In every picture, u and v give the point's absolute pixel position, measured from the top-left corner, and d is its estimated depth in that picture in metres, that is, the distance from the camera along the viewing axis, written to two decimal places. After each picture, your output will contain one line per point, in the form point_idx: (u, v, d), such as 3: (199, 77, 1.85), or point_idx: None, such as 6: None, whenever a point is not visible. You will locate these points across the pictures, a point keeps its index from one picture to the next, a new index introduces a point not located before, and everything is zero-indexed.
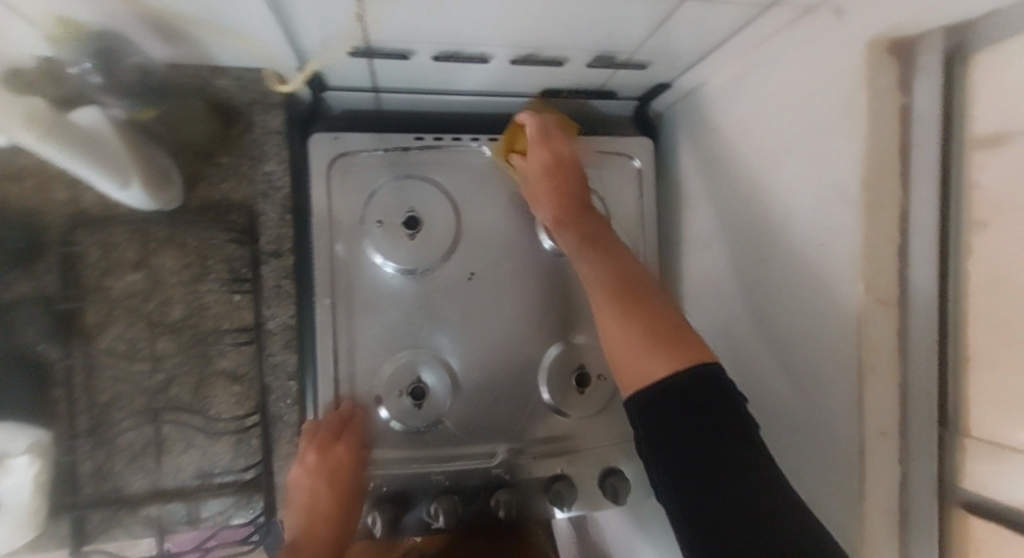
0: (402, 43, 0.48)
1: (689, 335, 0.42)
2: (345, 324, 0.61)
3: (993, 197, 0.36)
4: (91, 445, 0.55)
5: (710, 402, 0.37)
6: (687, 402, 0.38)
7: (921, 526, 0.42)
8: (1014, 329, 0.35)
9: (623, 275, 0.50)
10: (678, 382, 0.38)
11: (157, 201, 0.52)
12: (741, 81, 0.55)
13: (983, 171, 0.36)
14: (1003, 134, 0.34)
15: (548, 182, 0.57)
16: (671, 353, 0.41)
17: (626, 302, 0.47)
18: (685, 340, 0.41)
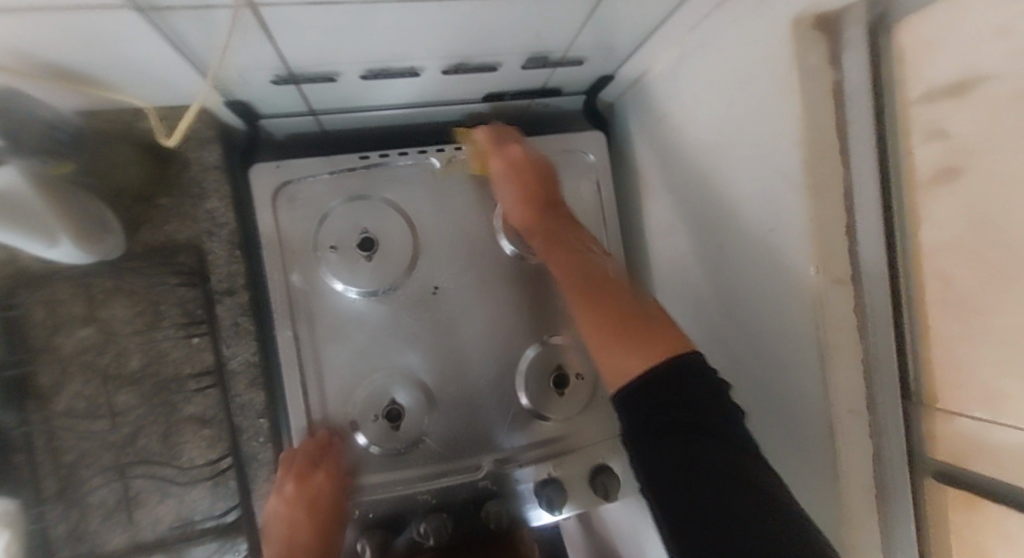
0: (325, 66, 0.46)
1: (659, 332, 0.45)
2: (312, 353, 0.60)
3: (933, 165, 0.35)
4: (62, 508, 0.54)
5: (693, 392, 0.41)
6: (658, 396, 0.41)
7: (898, 503, 0.42)
8: (965, 295, 0.34)
9: (601, 276, 0.52)
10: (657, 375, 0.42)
11: (96, 253, 0.51)
12: (681, 67, 0.54)
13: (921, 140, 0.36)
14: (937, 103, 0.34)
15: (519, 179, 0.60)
16: (635, 351, 0.44)
17: (587, 301, 0.51)
18: (655, 339, 0.44)
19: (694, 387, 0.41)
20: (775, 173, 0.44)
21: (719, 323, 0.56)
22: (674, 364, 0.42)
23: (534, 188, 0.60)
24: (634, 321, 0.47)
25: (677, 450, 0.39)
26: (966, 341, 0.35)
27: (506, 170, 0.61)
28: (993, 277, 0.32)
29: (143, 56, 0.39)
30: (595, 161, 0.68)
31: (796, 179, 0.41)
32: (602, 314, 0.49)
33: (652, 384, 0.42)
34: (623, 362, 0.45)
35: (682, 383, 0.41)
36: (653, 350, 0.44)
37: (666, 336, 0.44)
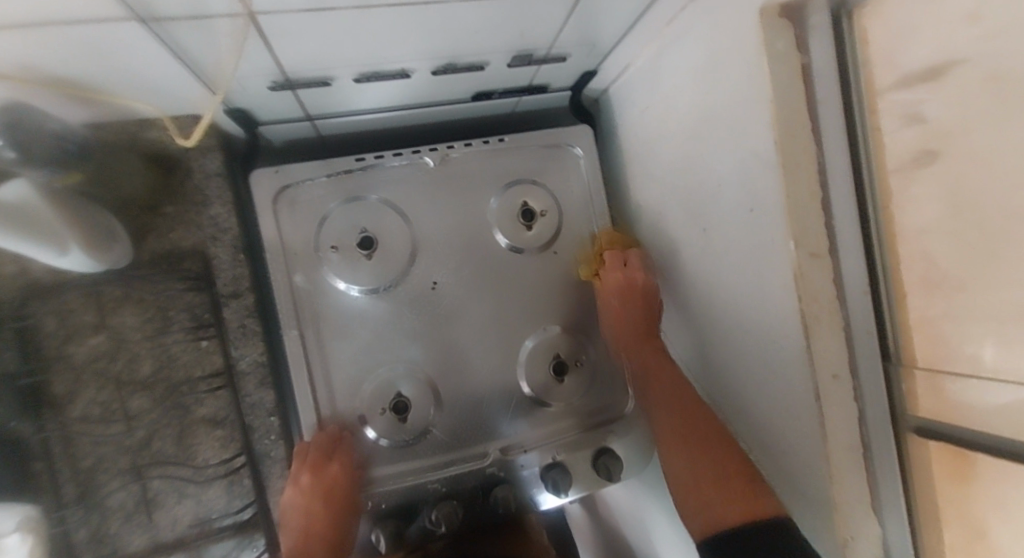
0: (319, 71, 0.48)
1: (718, 431, 0.53)
2: (319, 352, 0.62)
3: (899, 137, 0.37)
4: (82, 512, 0.56)
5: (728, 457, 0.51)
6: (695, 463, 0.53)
7: (886, 463, 0.43)
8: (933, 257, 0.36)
9: (660, 378, 0.59)
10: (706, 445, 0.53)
11: (106, 262, 0.53)
12: (660, 59, 0.57)
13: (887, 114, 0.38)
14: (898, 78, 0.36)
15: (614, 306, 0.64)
16: (695, 438, 0.53)
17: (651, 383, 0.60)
18: (708, 429, 0.53)
19: (768, 542, 0.43)
20: (752, 155, 0.46)
21: (708, 305, 0.59)
22: (753, 525, 0.45)
23: (638, 317, 0.64)
24: (711, 451, 0.52)
25: (744, 548, 0.44)
26: (943, 305, 0.38)
27: (615, 291, 0.64)
28: (965, 239, 0.35)
29: (148, 67, 0.41)
30: (583, 154, 0.70)
31: (771, 159, 0.43)
32: (663, 403, 0.58)
33: (730, 534, 0.46)
34: (707, 505, 0.49)
35: (756, 532, 0.44)
36: (744, 505, 0.47)
37: (763, 498, 0.46)
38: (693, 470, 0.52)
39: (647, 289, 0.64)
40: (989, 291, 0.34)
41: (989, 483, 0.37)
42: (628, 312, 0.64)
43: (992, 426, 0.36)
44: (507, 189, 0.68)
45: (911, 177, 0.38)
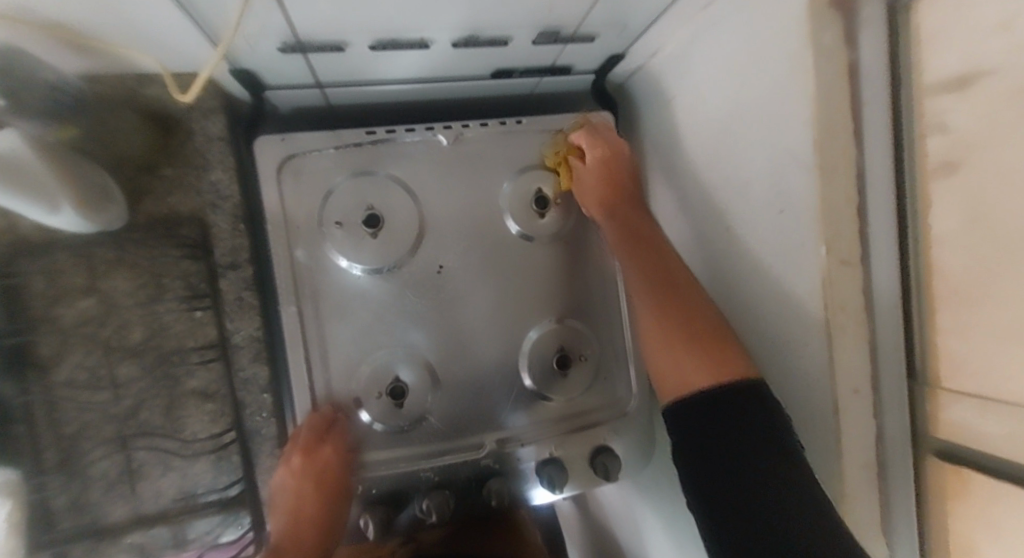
0: (334, 35, 0.45)
1: (726, 336, 0.45)
2: (317, 330, 0.60)
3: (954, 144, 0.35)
4: (63, 479, 0.53)
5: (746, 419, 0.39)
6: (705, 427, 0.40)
7: (900, 484, 0.42)
8: (983, 276, 0.34)
9: (661, 281, 0.51)
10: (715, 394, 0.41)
11: (97, 221, 0.50)
12: (693, 47, 0.54)
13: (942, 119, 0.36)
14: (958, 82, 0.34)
15: (590, 173, 0.60)
16: (707, 363, 0.43)
17: (662, 296, 0.49)
18: (726, 352, 0.43)
19: (736, 410, 0.40)
20: (787, 153, 0.43)
21: (722, 307, 0.57)
22: (728, 385, 0.41)
23: (610, 178, 0.59)
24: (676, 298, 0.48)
25: (726, 449, 0.38)
26: (973, 325, 0.36)
27: (596, 162, 0.60)
28: (997, 256, 0.32)
29: (153, 17, 0.38)
30: (602, 142, 0.68)
31: (808, 158, 0.41)
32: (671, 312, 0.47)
33: (710, 403, 0.41)
34: (687, 374, 0.44)
35: (733, 407, 0.40)
36: (716, 364, 0.43)
37: (732, 356, 0.43)
38: (676, 371, 0.45)
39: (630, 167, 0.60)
40: (1014, 313, 0.32)
41: (1009, 519, 0.35)
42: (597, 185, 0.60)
43: (1011, 455, 0.34)
44: (521, 174, 0.65)
45: (955, 188, 0.36)
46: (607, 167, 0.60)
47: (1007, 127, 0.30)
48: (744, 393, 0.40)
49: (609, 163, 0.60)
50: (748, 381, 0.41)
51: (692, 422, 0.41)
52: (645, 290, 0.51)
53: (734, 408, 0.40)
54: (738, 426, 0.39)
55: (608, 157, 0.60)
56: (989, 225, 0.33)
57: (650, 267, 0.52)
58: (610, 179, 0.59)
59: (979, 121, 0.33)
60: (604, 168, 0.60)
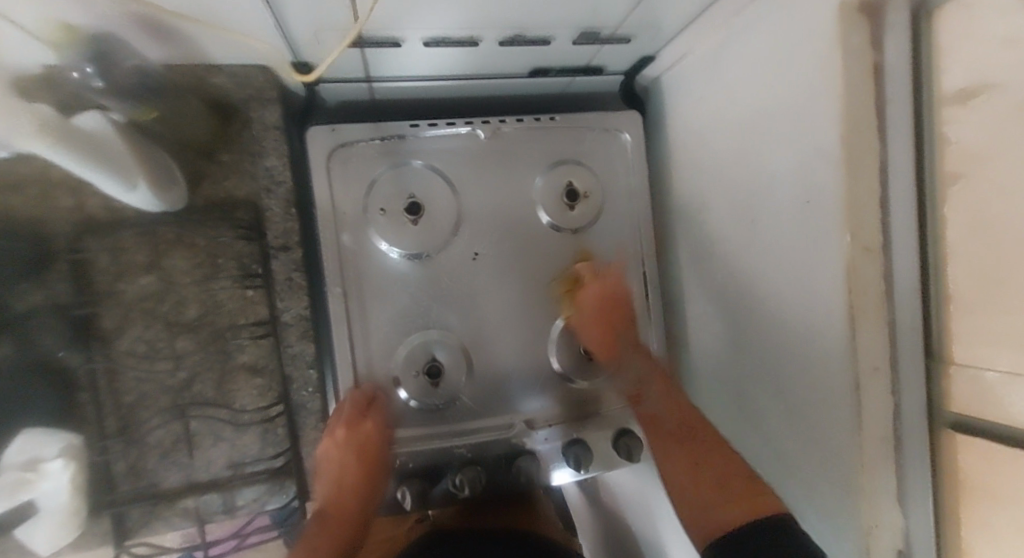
0: (394, 32, 0.49)
1: (763, 497, 0.49)
2: (360, 311, 0.63)
3: (972, 139, 0.38)
4: (122, 445, 0.57)
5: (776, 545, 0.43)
6: (742, 546, 0.45)
7: (916, 457, 0.45)
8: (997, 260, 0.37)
9: (688, 420, 0.63)
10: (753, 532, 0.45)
11: (165, 201, 0.54)
12: (722, 49, 0.57)
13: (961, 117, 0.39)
14: (977, 82, 0.37)
15: (593, 318, 0.66)
16: (735, 506, 0.50)
17: (683, 444, 0.61)
18: (760, 500, 0.49)
19: (769, 538, 0.44)
20: (815, 149, 0.47)
21: (746, 296, 0.60)
22: (758, 526, 0.46)
23: (608, 320, 0.66)
24: (710, 468, 0.57)
25: (758, 556, 0.43)
26: (986, 306, 0.39)
27: (597, 305, 0.66)
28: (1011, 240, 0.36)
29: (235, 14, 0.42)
30: (630, 139, 0.71)
31: (835, 153, 0.44)
32: (697, 468, 0.58)
33: (739, 543, 0.45)
34: (718, 522, 0.50)
35: (760, 537, 0.44)
36: (752, 508, 0.48)
37: (766, 500, 0.48)
38: (718, 514, 0.51)
39: (621, 293, 0.68)
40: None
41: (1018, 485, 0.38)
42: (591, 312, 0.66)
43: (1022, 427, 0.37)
44: (553, 168, 0.69)
45: (971, 182, 0.39)
46: (607, 309, 0.66)
47: (1022, 123, 0.34)
48: (762, 528, 0.45)
49: (608, 302, 0.67)
50: (776, 513, 0.46)
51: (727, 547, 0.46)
52: (671, 451, 0.62)
53: (761, 538, 0.44)
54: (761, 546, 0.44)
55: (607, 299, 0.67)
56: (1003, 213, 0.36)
57: (672, 399, 0.65)
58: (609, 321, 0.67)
59: (995, 118, 0.36)
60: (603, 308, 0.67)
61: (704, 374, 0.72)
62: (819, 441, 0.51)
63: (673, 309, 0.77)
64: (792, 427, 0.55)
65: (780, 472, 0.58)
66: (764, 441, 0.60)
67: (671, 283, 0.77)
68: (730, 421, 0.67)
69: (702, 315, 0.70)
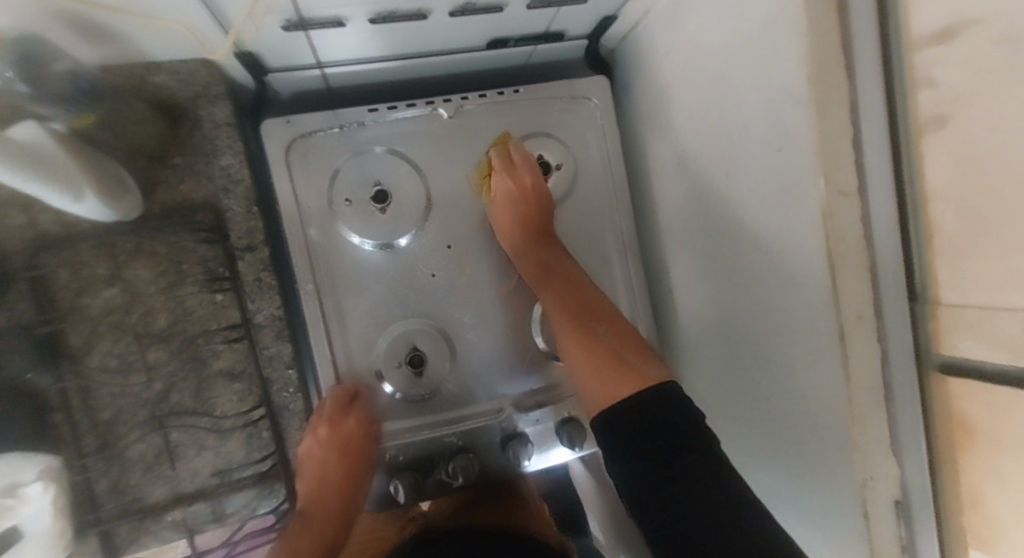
0: (334, 10, 0.46)
1: (652, 357, 0.51)
2: (335, 307, 0.62)
3: (941, 63, 0.36)
4: (103, 462, 0.56)
5: (700, 462, 0.41)
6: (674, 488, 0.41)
7: (907, 404, 0.43)
8: (978, 189, 0.35)
9: (572, 296, 0.57)
10: (651, 397, 0.45)
11: (119, 211, 0.52)
12: (683, 1, 0.55)
13: (931, 42, 0.37)
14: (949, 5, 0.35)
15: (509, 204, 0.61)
16: (623, 372, 0.49)
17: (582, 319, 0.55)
18: (640, 366, 0.49)
19: (671, 418, 0.43)
20: (783, 94, 0.45)
21: (728, 256, 0.58)
22: (654, 388, 0.46)
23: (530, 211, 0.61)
24: (602, 336, 0.54)
25: (685, 515, 0.40)
26: (969, 244, 0.37)
27: (511, 194, 0.61)
28: (984, 170, 0.34)
29: (165, 6, 0.40)
30: (599, 106, 0.69)
31: (803, 96, 0.43)
32: (591, 347, 0.53)
33: (642, 450, 0.43)
34: (614, 390, 0.48)
35: (657, 408, 0.44)
36: (636, 367, 0.49)
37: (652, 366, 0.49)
38: (599, 386, 0.50)
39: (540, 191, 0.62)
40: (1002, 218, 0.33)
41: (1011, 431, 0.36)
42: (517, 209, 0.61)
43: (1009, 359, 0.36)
44: (522, 143, 0.67)
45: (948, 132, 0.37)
46: (518, 197, 0.61)
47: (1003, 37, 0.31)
48: (659, 394, 0.45)
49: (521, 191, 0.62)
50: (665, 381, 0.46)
51: (615, 422, 0.45)
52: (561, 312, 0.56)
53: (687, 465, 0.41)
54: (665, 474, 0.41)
55: (519, 187, 0.61)
56: (983, 139, 0.34)
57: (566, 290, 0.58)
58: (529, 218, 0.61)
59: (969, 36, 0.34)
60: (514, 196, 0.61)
61: (693, 341, 0.70)
62: (808, 397, 0.50)
63: (658, 278, 0.75)
64: (781, 386, 0.54)
65: (774, 433, 0.57)
66: (756, 401, 0.59)
67: (654, 252, 0.75)
68: (720, 386, 0.66)
69: (686, 281, 0.68)
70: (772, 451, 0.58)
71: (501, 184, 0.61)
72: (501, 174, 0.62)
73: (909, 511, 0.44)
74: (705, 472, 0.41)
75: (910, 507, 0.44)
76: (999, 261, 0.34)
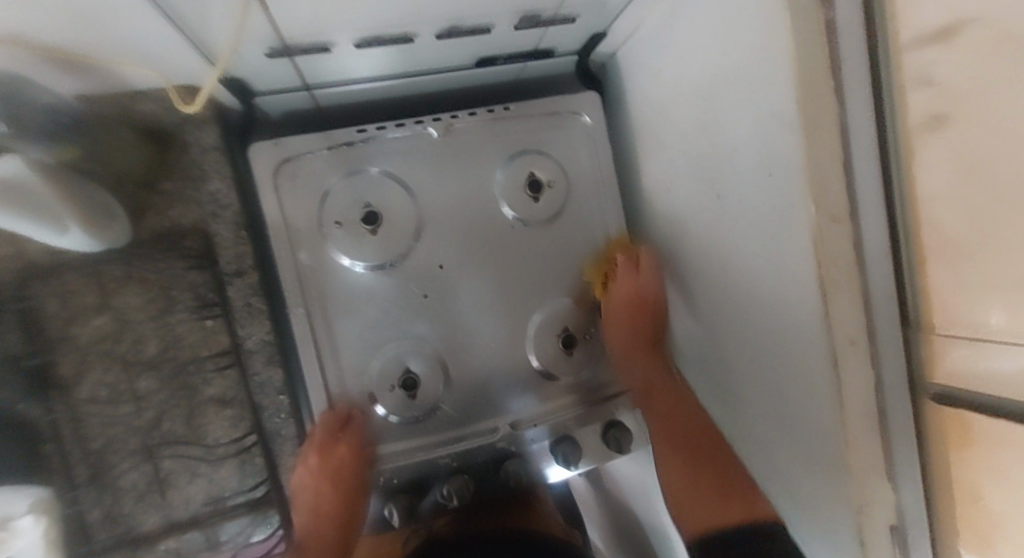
0: (318, 37, 0.45)
1: (738, 480, 0.52)
2: (326, 329, 0.61)
3: (941, 75, 0.35)
4: (95, 492, 0.56)
5: (757, 556, 0.46)
6: (729, 545, 0.47)
7: (902, 429, 0.43)
8: (984, 213, 0.34)
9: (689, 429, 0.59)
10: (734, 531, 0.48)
11: (102, 241, 0.51)
12: (672, 18, 0.54)
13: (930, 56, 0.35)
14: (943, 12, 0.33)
15: (621, 314, 0.63)
16: (716, 494, 0.52)
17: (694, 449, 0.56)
18: (736, 490, 0.51)
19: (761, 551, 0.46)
20: (772, 117, 0.44)
21: (719, 275, 0.58)
22: (751, 524, 0.48)
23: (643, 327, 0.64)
24: (718, 482, 0.53)
25: None
26: (961, 273, 0.37)
27: (626, 297, 0.64)
28: (980, 204, 0.34)
29: (140, 36, 0.39)
30: (590, 122, 0.68)
31: (791, 120, 0.42)
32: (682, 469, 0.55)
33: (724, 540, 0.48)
34: (720, 512, 0.50)
35: (745, 544, 0.47)
36: (740, 507, 0.50)
37: (752, 504, 0.49)
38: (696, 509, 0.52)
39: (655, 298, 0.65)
40: (999, 258, 0.33)
41: (1012, 459, 0.36)
42: (631, 336, 0.64)
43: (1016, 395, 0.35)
44: (511, 162, 0.66)
45: (942, 162, 0.37)
46: (635, 309, 0.63)
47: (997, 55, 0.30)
48: (754, 529, 0.47)
49: (635, 302, 0.64)
50: (766, 520, 0.47)
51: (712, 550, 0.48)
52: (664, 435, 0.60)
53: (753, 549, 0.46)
54: None
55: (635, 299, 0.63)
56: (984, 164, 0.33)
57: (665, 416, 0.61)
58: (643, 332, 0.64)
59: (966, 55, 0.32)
60: (630, 308, 0.64)
61: (689, 359, 0.69)
62: (798, 419, 0.49)
63: None
64: (771, 407, 0.53)
65: (768, 455, 0.56)
66: (748, 421, 0.58)
67: None
68: (712, 403, 0.66)
69: (679, 298, 0.68)
70: (765, 470, 0.57)
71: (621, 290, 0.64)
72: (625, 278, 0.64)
73: (903, 535, 0.44)
74: None
75: (904, 534, 0.44)
76: (996, 298, 0.34)
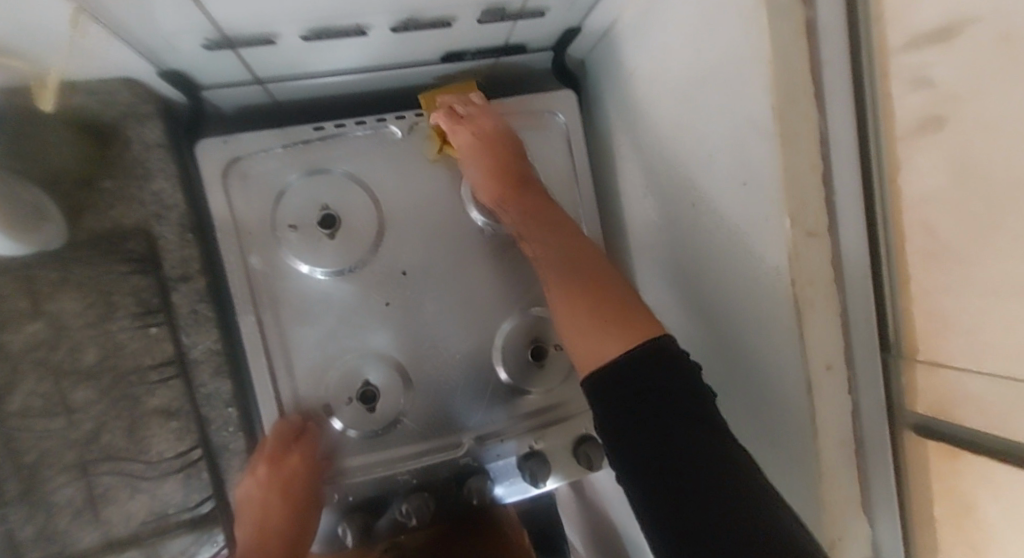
0: (260, 27, 0.42)
1: (634, 311, 0.45)
2: (280, 336, 0.58)
3: (928, 85, 0.31)
4: (25, 510, 0.52)
5: (662, 386, 0.40)
6: (631, 394, 0.40)
7: (879, 461, 0.41)
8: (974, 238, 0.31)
9: (574, 261, 0.51)
10: (625, 364, 0.42)
11: (32, 243, 0.48)
12: (649, 13, 0.51)
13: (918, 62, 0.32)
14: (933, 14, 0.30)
15: (485, 151, 0.57)
16: (619, 331, 0.44)
17: (592, 286, 0.48)
18: (629, 317, 0.44)
19: (665, 377, 0.40)
20: (747, 124, 0.41)
21: (695, 288, 0.55)
22: (647, 344, 0.42)
23: (497, 161, 0.57)
24: (610, 308, 0.46)
25: (658, 439, 0.38)
26: (949, 301, 0.34)
27: (475, 141, 0.58)
28: (979, 235, 0.31)
29: (52, 22, 0.34)
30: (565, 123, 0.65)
31: (767, 128, 0.39)
32: (578, 300, 0.48)
33: (625, 371, 0.41)
34: (600, 349, 0.44)
35: (654, 370, 0.41)
36: (627, 330, 0.43)
37: (642, 322, 0.44)
38: (590, 346, 0.45)
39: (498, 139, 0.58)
40: (984, 288, 0.30)
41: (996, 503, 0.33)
42: (494, 164, 0.57)
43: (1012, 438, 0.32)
44: None
45: (928, 179, 0.33)
46: (486, 141, 0.58)
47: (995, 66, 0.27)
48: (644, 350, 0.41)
49: (483, 137, 0.58)
50: (658, 335, 0.42)
51: (617, 408, 0.41)
52: (575, 291, 0.49)
53: (659, 381, 0.40)
54: (670, 418, 0.39)
55: (482, 132, 0.58)
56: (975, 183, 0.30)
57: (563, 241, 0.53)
58: (500, 167, 0.57)
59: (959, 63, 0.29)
60: (479, 141, 0.58)
61: None
62: (771, 443, 0.46)
63: None
64: (745, 428, 0.50)
65: None
66: None
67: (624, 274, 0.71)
68: None
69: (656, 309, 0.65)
70: None
71: (461, 133, 0.58)
72: (458, 124, 0.58)
73: None
74: (694, 424, 0.38)
75: None
76: (984, 330, 0.31)
